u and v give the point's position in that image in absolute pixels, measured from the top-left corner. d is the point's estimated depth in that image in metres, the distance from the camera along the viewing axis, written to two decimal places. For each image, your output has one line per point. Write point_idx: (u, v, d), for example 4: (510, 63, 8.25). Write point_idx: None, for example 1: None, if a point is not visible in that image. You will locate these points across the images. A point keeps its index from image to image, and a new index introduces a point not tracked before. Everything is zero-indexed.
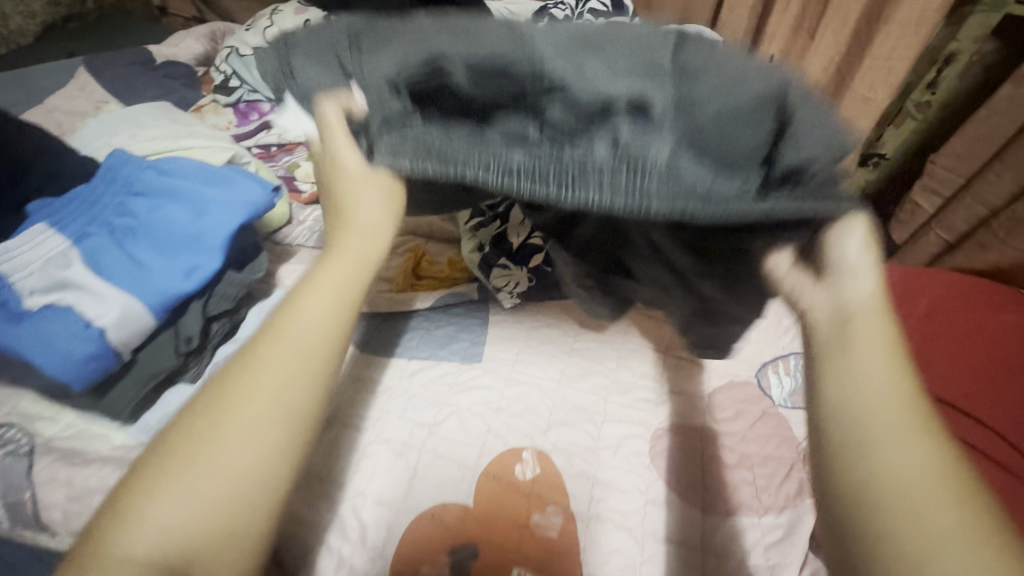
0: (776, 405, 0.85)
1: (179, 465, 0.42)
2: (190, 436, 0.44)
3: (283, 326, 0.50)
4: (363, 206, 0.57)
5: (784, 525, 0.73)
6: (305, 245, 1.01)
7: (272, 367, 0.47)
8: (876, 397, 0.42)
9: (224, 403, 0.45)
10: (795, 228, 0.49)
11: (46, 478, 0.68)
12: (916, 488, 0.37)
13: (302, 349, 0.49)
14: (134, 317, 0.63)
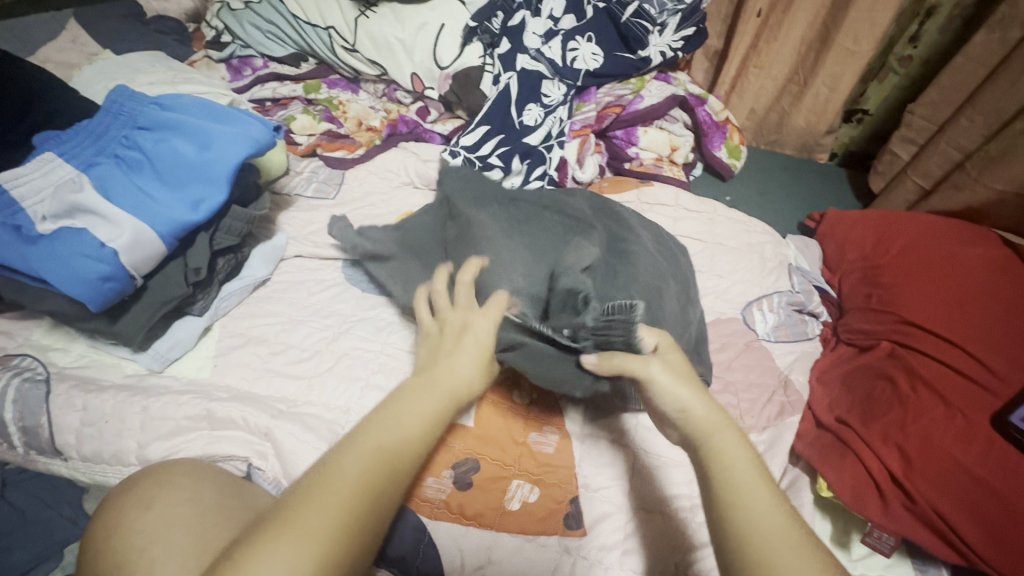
0: (761, 338, 0.88)
1: (277, 540, 0.41)
2: (278, 532, 0.41)
3: (380, 429, 0.50)
4: (457, 373, 0.57)
5: (766, 441, 0.75)
6: (303, 195, 1.05)
7: (358, 460, 0.47)
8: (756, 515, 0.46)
9: (310, 499, 0.44)
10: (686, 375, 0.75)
11: (63, 404, 0.69)
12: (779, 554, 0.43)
13: (386, 457, 0.48)
14: (146, 243, 0.65)
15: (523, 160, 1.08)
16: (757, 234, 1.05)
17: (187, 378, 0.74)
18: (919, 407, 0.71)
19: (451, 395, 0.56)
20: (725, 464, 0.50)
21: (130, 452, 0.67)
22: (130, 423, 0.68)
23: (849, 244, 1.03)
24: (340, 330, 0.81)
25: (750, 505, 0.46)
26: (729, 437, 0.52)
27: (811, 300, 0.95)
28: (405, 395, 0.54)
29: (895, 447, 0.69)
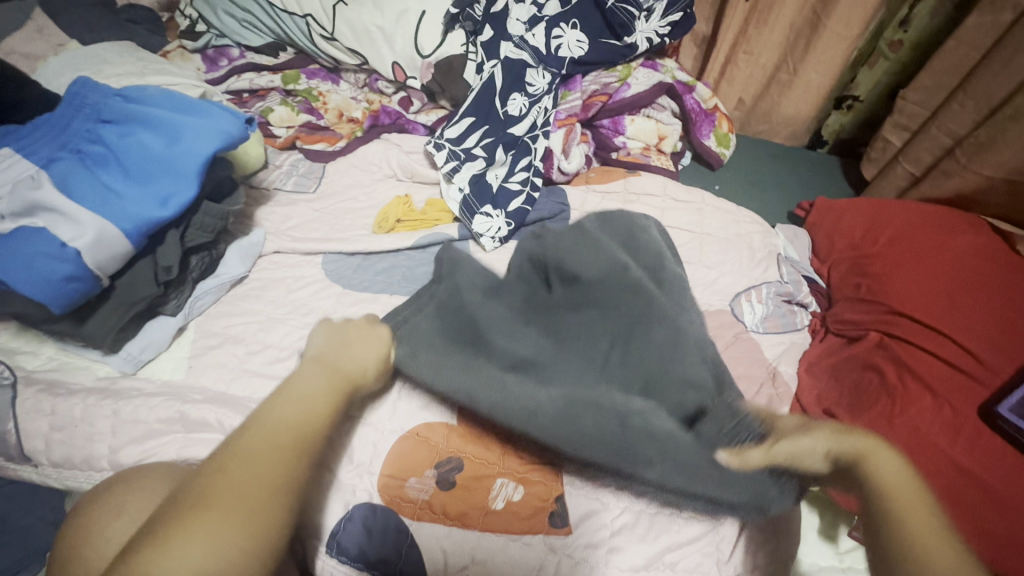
0: (750, 330, 0.87)
1: (196, 523, 0.43)
2: (189, 511, 0.44)
3: (274, 407, 0.52)
4: (359, 360, 0.61)
5: None
6: (283, 188, 1.03)
7: (255, 440, 0.49)
8: (913, 535, 0.44)
9: (214, 488, 0.46)
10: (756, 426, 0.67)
11: (31, 408, 0.67)
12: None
13: (285, 434, 0.50)
14: (111, 241, 0.63)
15: (507, 151, 1.06)
16: (745, 224, 1.04)
17: (161, 380, 0.72)
18: (908, 398, 0.70)
19: (348, 377, 0.59)
20: (900, 494, 0.46)
21: (101, 456, 0.65)
22: (100, 427, 0.66)
23: (837, 233, 1.02)
24: (319, 327, 0.80)
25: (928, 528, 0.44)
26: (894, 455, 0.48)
27: (799, 290, 0.94)
28: (296, 380, 0.56)
29: (882, 439, 0.68)
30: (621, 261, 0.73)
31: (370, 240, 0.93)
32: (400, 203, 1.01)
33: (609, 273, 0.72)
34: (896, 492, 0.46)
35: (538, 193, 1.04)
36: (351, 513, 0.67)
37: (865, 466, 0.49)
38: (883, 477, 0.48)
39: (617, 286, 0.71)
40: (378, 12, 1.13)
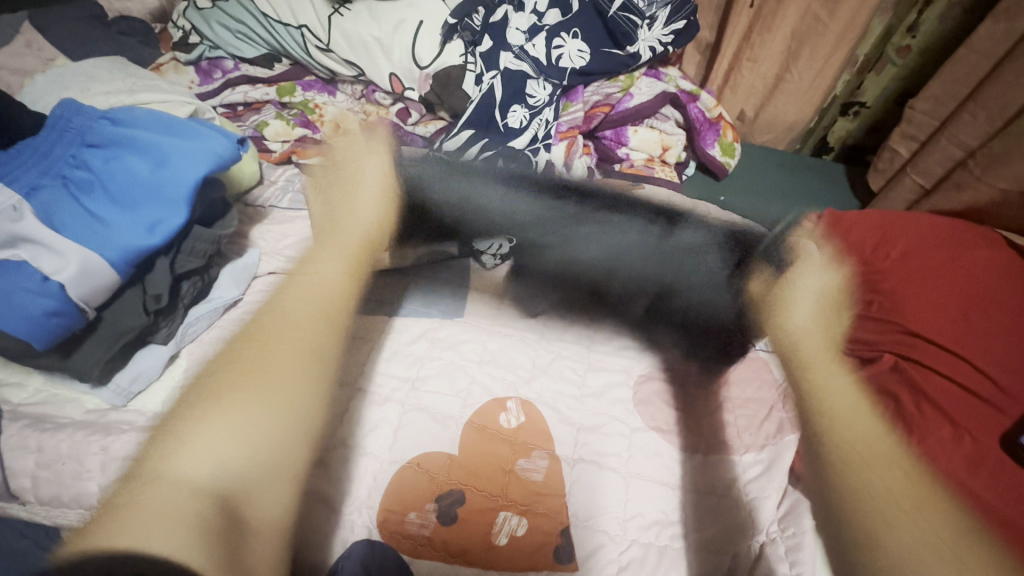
0: (757, 349, 0.86)
1: (239, 397, 0.55)
2: (215, 398, 0.54)
3: (296, 285, 0.68)
4: (352, 218, 0.76)
5: (765, 461, 0.74)
6: (277, 206, 1.00)
7: (285, 315, 0.64)
8: (847, 443, 0.65)
9: (250, 361, 0.58)
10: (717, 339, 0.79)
11: (16, 445, 0.65)
12: (886, 485, 0.60)
13: (309, 316, 0.64)
14: (96, 274, 0.60)
15: (507, 163, 1.01)
16: None
17: (152, 412, 0.70)
18: (926, 427, 0.68)
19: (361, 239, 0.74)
20: (831, 397, 0.70)
21: (91, 495, 0.63)
22: (89, 464, 0.64)
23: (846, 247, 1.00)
24: None
25: (853, 429, 0.66)
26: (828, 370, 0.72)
27: None
28: (321, 257, 0.72)
29: None
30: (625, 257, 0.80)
31: None
32: None
33: (609, 256, 0.81)
34: (821, 399, 0.70)
35: None
36: (349, 549, 0.64)
37: (803, 376, 0.73)
38: (816, 385, 0.72)
39: (633, 282, 0.80)
40: (374, 22, 1.11)
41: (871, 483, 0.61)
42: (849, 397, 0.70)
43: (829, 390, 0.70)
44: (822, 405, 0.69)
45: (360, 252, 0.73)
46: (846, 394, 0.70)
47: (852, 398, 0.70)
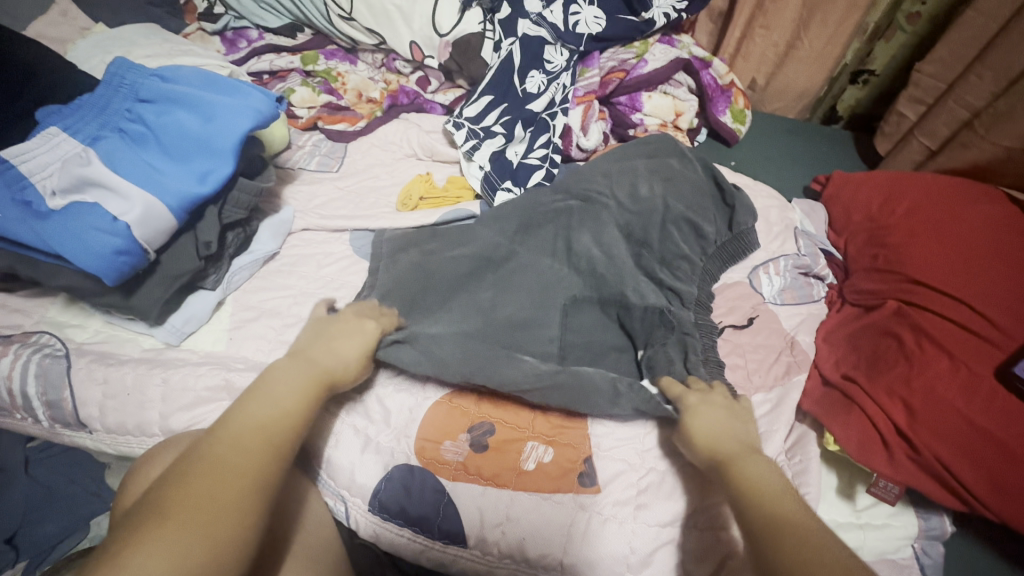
0: (767, 301, 0.91)
1: (174, 520, 0.44)
2: (178, 497, 0.46)
3: (256, 399, 0.57)
4: (331, 360, 0.65)
5: (773, 399, 0.78)
6: (307, 168, 1.05)
7: (238, 435, 0.52)
8: (779, 514, 0.51)
9: (197, 479, 0.48)
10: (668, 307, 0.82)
11: (84, 376, 0.71)
12: (797, 531, 0.49)
13: (266, 437, 0.53)
14: (156, 217, 0.65)
15: (526, 127, 1.07)
16: (762, 199, 1.06)
17: (204, 350, 0.76)
18: (926, 360, 0.72)
19: (323, 372, 0.63)
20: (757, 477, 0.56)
21: (153, 422, 0.69)
22: (151, 394, 0.69)
23: (854, 206, 1.03)
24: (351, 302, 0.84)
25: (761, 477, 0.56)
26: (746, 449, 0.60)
27: (816, 263, 0.97)
28: (274, 374, 0.60)
29: (900, 400, 0.70)
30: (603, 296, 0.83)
31: (395, 218, 0.96)
32: (422, 181, 1.04)
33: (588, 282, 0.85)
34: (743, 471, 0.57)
35: (558, 169, 1.05)
36: (390, 473, 0.70)
37: (733, 471, 0.58)
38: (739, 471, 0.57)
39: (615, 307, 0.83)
40: None
41: (801, 552, 0.47)
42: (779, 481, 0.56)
43: (711, 433, 0.63)
44: (742, 479, 0.56)
45: (316, 390, 0.61)
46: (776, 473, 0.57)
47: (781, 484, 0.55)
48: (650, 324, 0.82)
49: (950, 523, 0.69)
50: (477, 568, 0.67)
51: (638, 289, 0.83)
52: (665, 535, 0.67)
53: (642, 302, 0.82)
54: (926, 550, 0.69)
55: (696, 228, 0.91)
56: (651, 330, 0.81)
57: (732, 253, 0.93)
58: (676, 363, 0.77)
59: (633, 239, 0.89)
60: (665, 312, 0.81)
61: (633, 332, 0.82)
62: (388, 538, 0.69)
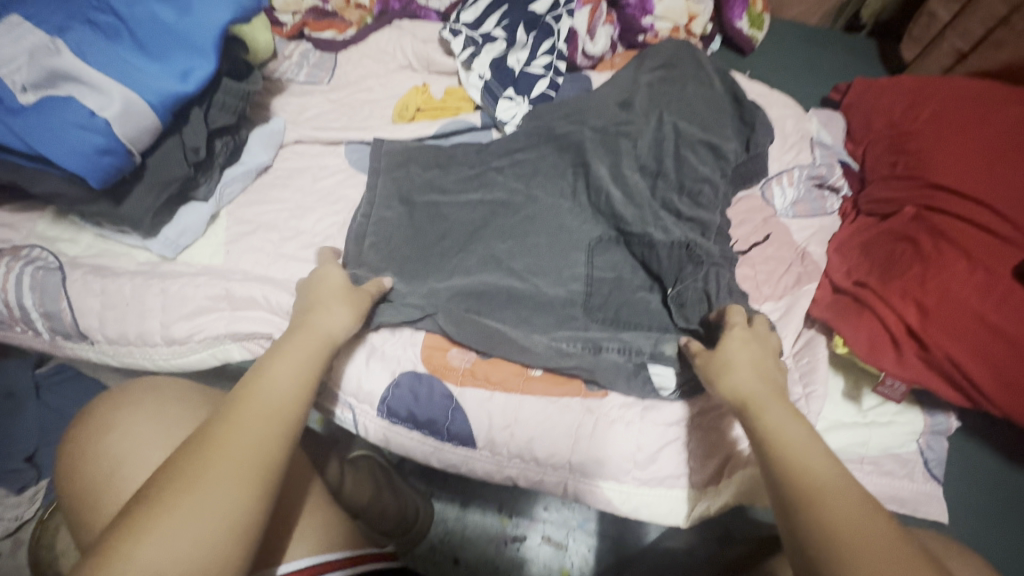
0: (779, 213, 0.89)
1: (175, 509, 0.42)
2: (181, 482, 0.43)
3: (263, 375, 0.53)
4: (325, 317, 0.60)
5: (783, 308, 0.78)
6: (296, 80, 0.99)
7: (248, 413, 0.49)
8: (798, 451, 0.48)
9: (201, 463, 0.44)
10: (688, 243, 0.73)
11: (81, 289, 0.69)
12: (813, 469, 0.47)
13: (278, 413, 0.50)
14: (137, 115, 0.61)
15: (529, 31, 0.99)
16: (778, 108, 1.01)
17: (202, 264, 0.74)
18: (943, 262, 0.70)
19: (327, 339, 0.58)
20: (786, 440, 0.49)
21: (154, 333, 0.68)
22: (151, 305, 0.68)
23: (874, 114, 0.98)
24: (350, 215, 0.81)
25: (797, 444, 0.49)
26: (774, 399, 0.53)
27: (833, 173, 0.92)
28: (280, 348, 0.56)
29: (913, 302, 0.69)
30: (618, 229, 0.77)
31: (391, 130, 0.91)
32: (418, 92, 0.98)
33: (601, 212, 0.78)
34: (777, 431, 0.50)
35: (562, 78, 0.98)
36: (398, 380, 0.69)
37: (755, 421, 0.52)
38: (767, 427, 0.51)
39: (633, 240, 0.75)
40: None
41: (823, 503, 0.44)
42: (798, 424, 0.51)
43: (741, 381, 0.56)
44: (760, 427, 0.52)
45: (320, 361, 0.56)
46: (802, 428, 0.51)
47: (801, 427, 0.50)
48: (676, 260, 0.73)
49: (956, 419, 0.71)
50: (486, 468, 0.69)
51: (660, 224, 0.75)
52: (671, 433, 0.68)
53: (666, 236, 0.74)
54: (931, 444, 0.71)
55: (717, 150, 0.81)
56: (680, 267, 0.72)
57: (746, 178, 0.84)
58: (705, 300, 0.70)
59: (647, 169, 0.80)
60: (692, 245, 0.73)
61: (662, 272, 0.73)
62: (399, 442, 0.69)
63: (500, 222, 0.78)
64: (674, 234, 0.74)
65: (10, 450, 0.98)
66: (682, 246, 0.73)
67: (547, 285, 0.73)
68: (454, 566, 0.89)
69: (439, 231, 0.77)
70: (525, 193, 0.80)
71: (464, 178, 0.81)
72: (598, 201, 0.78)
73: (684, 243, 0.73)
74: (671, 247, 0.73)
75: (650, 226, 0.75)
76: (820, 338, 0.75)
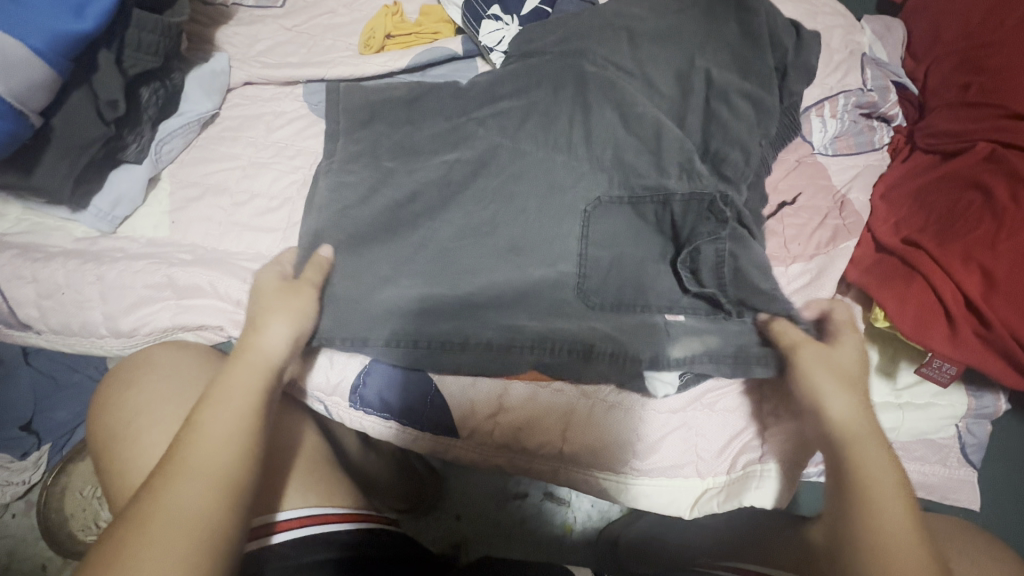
0: (816, 152, 0.74)
1: None
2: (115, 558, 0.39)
3: (203, 413, 0.47)
4: (260, 339, 0.52)
5: (813, 271, 0.66)
6: (243, 4, 0.83)
7: (189, 469, 0.44)
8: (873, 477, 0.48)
9: (142, 530, 0.40)
10: (710, 202, 0.59)
11: (11, 276, 0.61)
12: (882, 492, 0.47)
13: (216, 470, 0.44)
14: (23, 66, 0.50)
15: None
16: (823, 18, 0.82)
17: (146, 238, 0.65)
18: (1018, 219, 0.58)
19: (270, 359, 0.51)
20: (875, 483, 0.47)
21: (99, 323, 0.61)
22: (88, 294, 0.61)
23: (946, 18, 0.79)
24: (310, 171, 0.70)
25: (889, 511, 0.46)
26: (872, 438, 0.49)
27: (885, 99, 0.76)
28: (220, 378, 0.49)
29: (977, 268, 0.58)
30: (632, 179, 0.62)
31: (356, 64, 0.77)
32: (388, 13, 0.81)
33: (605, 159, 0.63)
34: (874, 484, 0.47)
35: None
36: (369, 367, 0.62)
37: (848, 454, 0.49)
38: (861, 475, 0.48)
39: (648, 191, 0.62)
40: None
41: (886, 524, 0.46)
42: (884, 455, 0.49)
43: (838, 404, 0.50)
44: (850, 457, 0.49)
45: (269, 388, 0.50)
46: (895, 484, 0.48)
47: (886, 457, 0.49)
48: (693, 215, 0.60)
49: (1006, 401, 0.64)
50: (472, 457, 0.63)
51: (683, 172, 0.61)
52: (677, 421, 0.60)
53: (686, 187, 0.60)
54: (971, 428, 0.65)
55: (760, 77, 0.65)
56: (697, 224, 0.59)
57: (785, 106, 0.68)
58: (722, 266, 0.58)
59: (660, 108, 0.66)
60: (715, 200, 0.58)
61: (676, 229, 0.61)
62: (377, 430, 0.63)
63: (482, 179, 0.64)
64: (695, 188, 0.60)
65: (4, 416, 0.84)
66: (702, 203, 0.59)
67: (538, 260, 0.61)
68: (456, 522, 0.81)
69: (407, 188, 0.64)
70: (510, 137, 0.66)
71: (440, 126, 0.67)
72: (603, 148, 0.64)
73: (708, 202, 0.59)
74: (687, 203, 0.60)
75: (666, 174, 0.61)
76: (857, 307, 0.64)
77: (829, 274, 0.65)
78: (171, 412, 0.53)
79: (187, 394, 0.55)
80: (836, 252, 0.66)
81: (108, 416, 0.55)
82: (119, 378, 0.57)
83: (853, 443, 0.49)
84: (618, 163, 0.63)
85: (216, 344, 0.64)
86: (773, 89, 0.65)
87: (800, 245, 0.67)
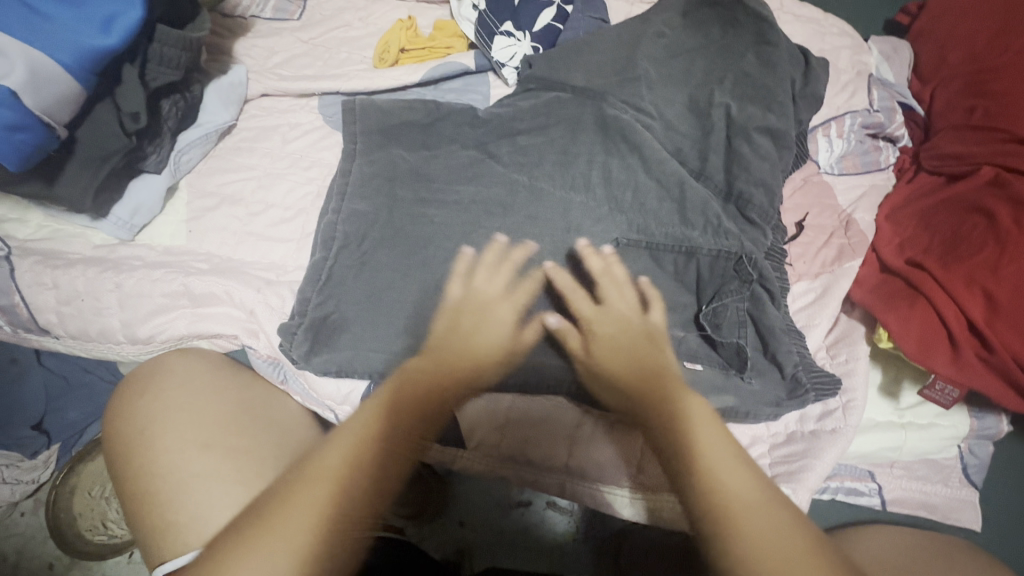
0: (822, 171, 0.76)
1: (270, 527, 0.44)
2: (277, 503, 0.45)
3: (382, 394, 0.53)
4: (483, 330, 0.57)
5: (818, 289, 0.67)
6: (262, 17, 0.84)
7: (345, 437, 0.49)
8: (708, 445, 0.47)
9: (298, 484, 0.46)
10: (737, 261, 0.61)
11: (33, 282, 0.63)
12: (716, 455, 0.46)
13: (365, 438, 0.49)
14: (51, 80, 0.52)
15: None
16: (830, 39, 0.84)
17: (163, 246, 0.67)
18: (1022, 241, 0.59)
19: (471, 354, 0.56)
20: (704, 446, 0.47)
21: (116, 330, 0.63)
22: (108, 301, 0.62)
23: (955, 41, 0.80)
24: (324, 183, 0.71)
25: (725, 470, 0.45)
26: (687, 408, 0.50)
27: (891, 121, 0.78)
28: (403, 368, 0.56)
29: (980, 291, 0.59)
30: (641, 200, 0.64)
31: (370, 77, 0.78)
32: (403, 28, 0.83)
33: (614, 178, 0.65)
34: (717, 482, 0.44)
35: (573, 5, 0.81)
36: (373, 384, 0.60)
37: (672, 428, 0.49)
38: (692, 445, 0.47)
39: (669, 240, 0.63)
40: None
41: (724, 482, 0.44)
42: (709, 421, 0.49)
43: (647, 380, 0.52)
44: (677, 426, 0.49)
45: (447, 378, 0.55)
46: (734, 458, 0.46)
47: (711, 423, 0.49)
48: (718, 273, 0.61)
49: (1008, 423, 0.65)
50: (478, 469, 0.63)
51: (707, 221, 0.62)
52: None
53: (712, 242, 0.62)
54: (973, 449, 0.66)
55: (767, 98, 0.67)
56: (722, 281, 0.61)
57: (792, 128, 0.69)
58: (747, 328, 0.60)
59: (668, 127, 0.67)
60: (743, 259, 0.61)
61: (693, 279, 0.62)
62: None
63: (493, 195, 0.65)
64: (717, 246, 0.62)
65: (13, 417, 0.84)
66: (729, 263, 0.61)
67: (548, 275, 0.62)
68: (460, 528, 0.82)
69: (419, 201, 0.65)
70: (521, 153, 0.67)
71: (452, 142, 0.68)
72: (612, 167, 0.65)
73: (734, 259, 0.61)
74: (707, 257, 0.62)
75: (686, 222, 0.63)
76: (861, 327, 0.66)
77: (833, 294, 0.66)
78: (192, 419, 0.55)
79: (208, 403, 0.56)
80: (840, 271, 0.67)
81: (123, 423, 0.56)
82: (137, 384, 0.58)
83: (677, 415, 0.49)
84: (629, 187, 0.65)
85: (229, 352, 0.65)
86: (780, 111, 0.66)
87: (805, 264, 0.69)
